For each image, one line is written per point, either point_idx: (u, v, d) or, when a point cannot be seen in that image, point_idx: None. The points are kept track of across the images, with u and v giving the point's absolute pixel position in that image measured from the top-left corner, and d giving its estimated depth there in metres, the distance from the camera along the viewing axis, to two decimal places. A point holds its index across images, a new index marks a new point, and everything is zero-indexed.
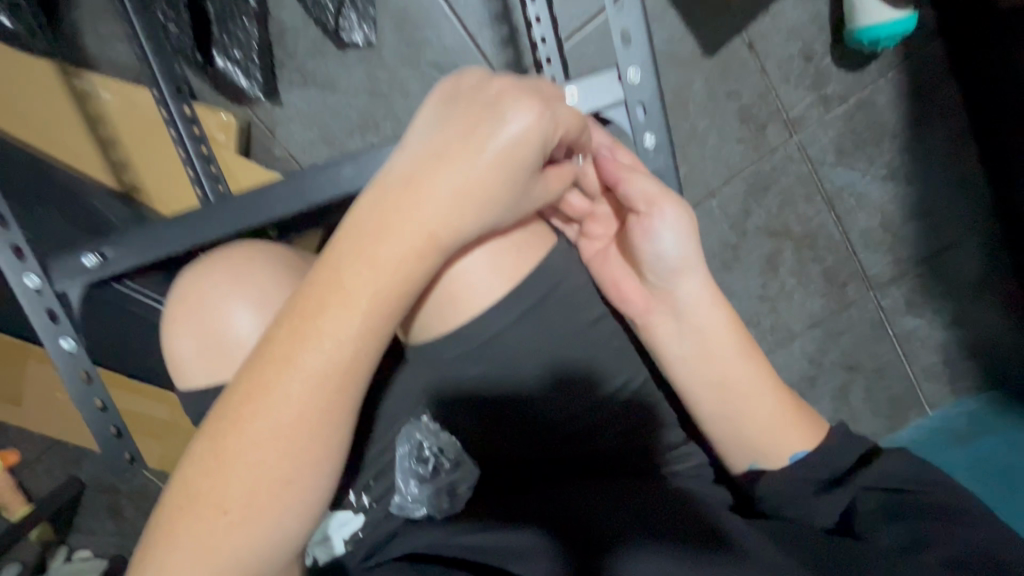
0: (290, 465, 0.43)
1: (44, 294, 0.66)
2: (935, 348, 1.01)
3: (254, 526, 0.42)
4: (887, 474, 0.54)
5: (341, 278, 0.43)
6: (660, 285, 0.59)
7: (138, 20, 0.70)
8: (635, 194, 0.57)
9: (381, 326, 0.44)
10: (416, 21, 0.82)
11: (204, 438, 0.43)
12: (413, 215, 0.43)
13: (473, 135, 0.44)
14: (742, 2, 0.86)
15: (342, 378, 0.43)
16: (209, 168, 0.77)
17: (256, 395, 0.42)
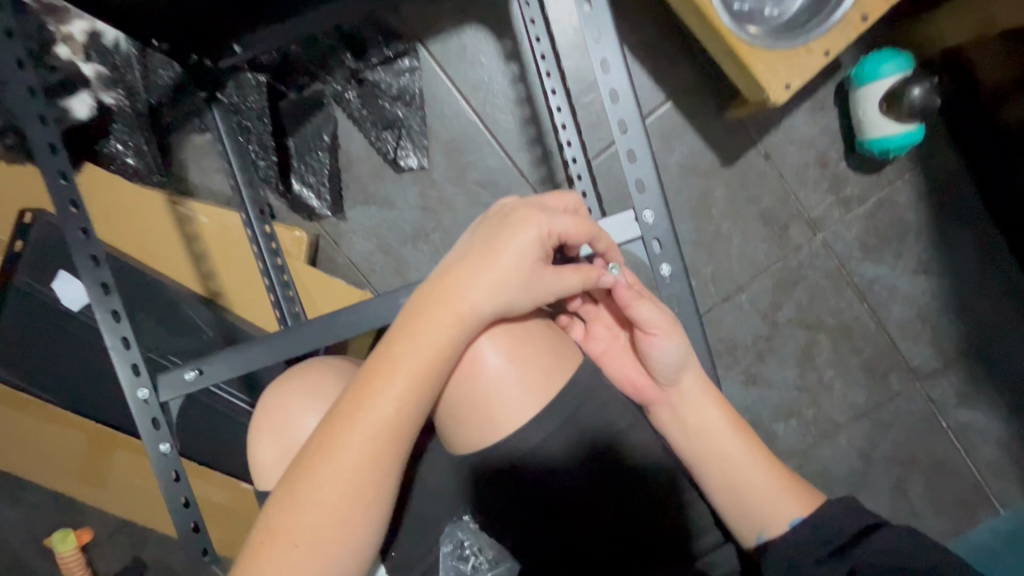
0: (350, 506, 0.49)
1: (150, 402, 0.63)
2: (993, 440, 0.98)
3: (316, 562, 0.48)
4: (884, 548, 0.49)
5: (391, 348, 0.51)
6: (667, 384, 0.60)
7: (235, 158, 0.82)
8: (642, 318, 0.57)
9: (426, 389, 0.50)
10: (464, 148, 0.94)
11: (280, 486, 0.49)
12: (454, 296, 0.50)
13: (498, 233, 0.52)
14: (754, 121, 0.95)
15: (393, 433, 0.50)
16: (282, 278, 0.84)
17: (324, 443, 0.49)
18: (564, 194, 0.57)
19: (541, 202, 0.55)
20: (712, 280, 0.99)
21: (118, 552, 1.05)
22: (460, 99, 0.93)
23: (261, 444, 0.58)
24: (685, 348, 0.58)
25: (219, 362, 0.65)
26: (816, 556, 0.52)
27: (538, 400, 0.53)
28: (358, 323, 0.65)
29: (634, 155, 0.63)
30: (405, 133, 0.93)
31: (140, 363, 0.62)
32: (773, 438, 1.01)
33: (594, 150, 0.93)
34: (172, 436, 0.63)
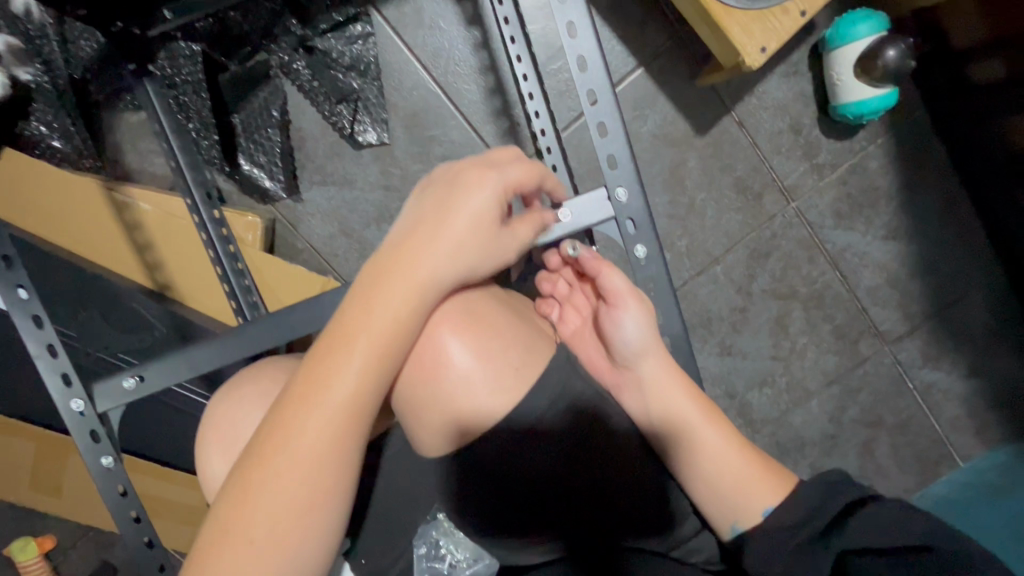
0: (310, 496, 0.44)
1: (87, 414, 0.58)
2: (957, 400, 1.00)
3: (283, 556, 0.43)
4: (873, 526, 0.48)
5: (343, 322, 0.46)
6: (626, 365, 0.58)
7: (176, 140, 0.75)
8: (607, 287, 0.57)
9: (386, 366, 0.46)
10: (426, 122, 0.89)
11: (232, 481, 0.44)
12: (410, 260, 0.47)
13: (448, 196, 0.48)
14: (727, 87, 0.92)
15: (353, 415, 0.45)
16: (236, 266, 0.78)
17: (276, 430, 0.44)
18: (526, 166, 0.52)
19: (498, 162, 0.51)
20: (686, 253, 0.97)
21: (83, 559, 0.99)
22: (419, 68, 0.87)
23: (210, 457, 0.53)
24: (649, 328, 0.57)
25: (164, 368, 0.60)
26: (798, 541, 0.50)
27: (508, 398, 0.50)
28: (314, 317, 0.60)
29: (604, 129, 0.60)
30: (361, 105, 0.86)
31: (70, 372, 0.58)
32: (747, 407, 1.02)
33: (563, 121, 0.89)
34: (116, 450, 0.59)
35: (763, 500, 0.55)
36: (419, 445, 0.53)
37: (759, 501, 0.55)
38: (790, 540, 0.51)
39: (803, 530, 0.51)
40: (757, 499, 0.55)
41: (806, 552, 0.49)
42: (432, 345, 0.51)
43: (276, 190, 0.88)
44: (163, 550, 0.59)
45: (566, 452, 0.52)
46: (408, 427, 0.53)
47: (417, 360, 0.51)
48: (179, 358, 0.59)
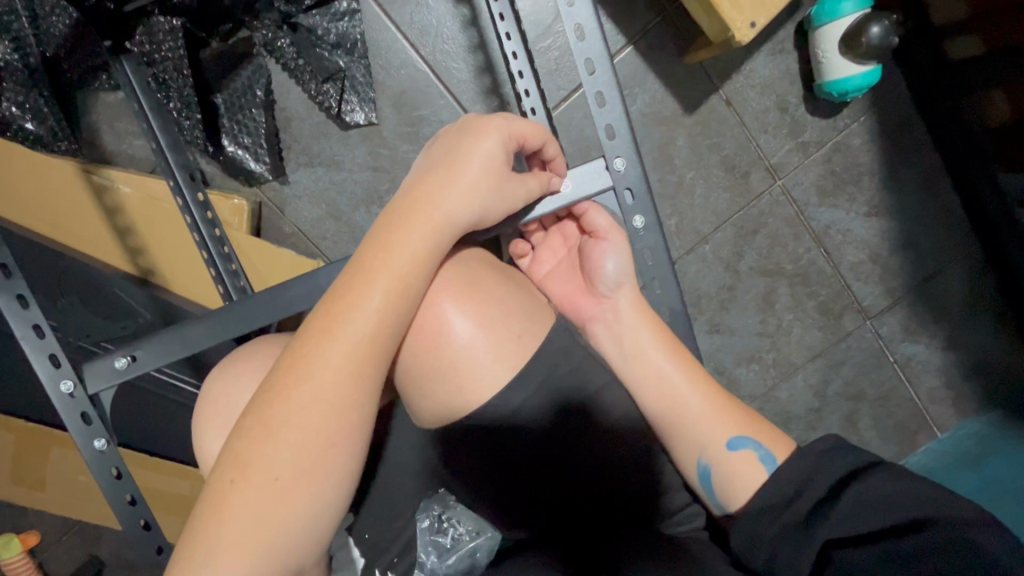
0: (332, 432, 0.44)
1: (77, 395, 0.59)
2: (935, 371, 1.03)
3: (302, 493, 0.43)
4: (862, 498, 0.46)
5: (365, 258, 0.47)
6: (605, 294, 0.60)
7: (155, 119, 0.73)
8: (592, 222, 0.61)
9: (406, 303, 0.47)
10: (414, 101, 0.87)
11: (251, 413, 0.44)
12: (431, 199, 0.48)
13: (468, 141, 0.50)
14: (715, 65, 0.93)
15: (373, 351, 0.45)
16: (222, 249, 0.76)
17: (297, 365, 0.44)
18: (534, 126, 0.55)
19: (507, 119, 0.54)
20: (675, 232, 0.98)
21: (71, 552, 0.98)
22: (407, 46, 0.86)
23: (206, 437, 0.52)
24: (628, 261, 0.60)
25: (157, 347, 0.61)
26: (776, 529, 0.49)
27: (509, 366, 0.51)
28: (313, 293, 0.62)
29: (602, 98, 0.62)
30: (348, 84, 0.85)
31: (59, 353, 0.58)
32: (735, 382, 1.04)
33: (554, 99, 0.88)
34: (108, 432, 0.60)
35: (755, 479, 0.54)
36: (420, 415, 0.53)
37: (751, 479, 0.54)
38: (770, 527, 0.50)
39: (782, 518, 0.49)
40: (749, 479, 0.54)
41: (787, 543, 0.48)
42: (432, 313, 0.50)
43: (261, 173, 0.86)
44: (159, 531, 0.60)
45: (561, 426, 0.54)
46: (410, 399, 0.53)
47: (419, 326, 0.50)
48: (174, 337, 0.61)
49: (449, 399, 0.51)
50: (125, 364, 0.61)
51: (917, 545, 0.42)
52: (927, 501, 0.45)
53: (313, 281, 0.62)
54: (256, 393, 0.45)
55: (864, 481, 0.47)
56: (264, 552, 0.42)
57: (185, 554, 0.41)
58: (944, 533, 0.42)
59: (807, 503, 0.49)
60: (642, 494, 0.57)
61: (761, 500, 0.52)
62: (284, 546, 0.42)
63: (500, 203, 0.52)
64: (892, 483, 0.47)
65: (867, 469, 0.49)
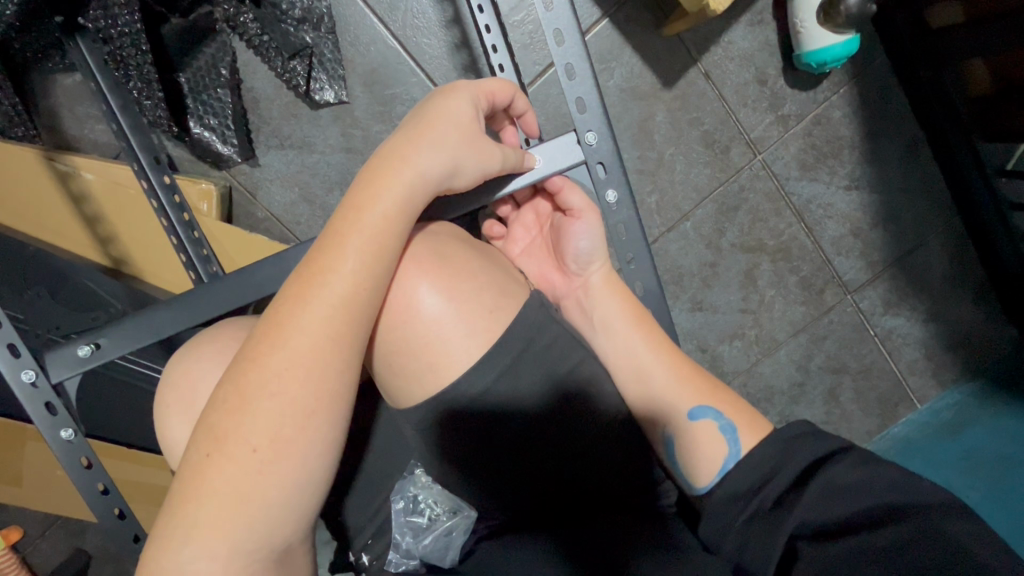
0: (311, 399, 0.42)
1: (40, 385, 0.58)
2: (915, 344, 1.04)
3: (284, 464, 0.41)
4: (832, 484, 0.46)
5: (336, 220, 0.45)
6: (578, 272, 0.62)
7: (114, 98, 0.70)
8: (567, 201, 0.61)
9: (381, 264, 0.45)
10: (385, 80, 0.85)
11: (225, 384, 0.42)
12: (401, 158, 0.46)
13: (438, 102, 0.49)
14: (694, 37, 0.91)
15: (350, 315, 0.43)
16: (192, 235, 0.74)
17: (271, 332, 0.42)
18: (502, 83, 0.55)
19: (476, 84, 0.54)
20: (657, 210, 0.97)
21: (56, 546, 0.96)
22: (376, 22, 0.83)
23: (169, 424, 0.51)
24: (602, 240, 0.61)
25: (124, 334, 0.60)
26: (742, 519, 0.49)
27: (482, 341, 0.50)
28: (282, 276, 0.60)
29: (572, 70, 0.61)
30: (316, 62, 0.82)
31: (18, 343, 0.56)
32: (718, 360, 1.04)
33: (529, 76, 0.86)
34: (76, 421, 0.58)
35: (719, 453, 0.55)
36: (395, 397, 0.52)
37: (717, 453, 0.55)
38: (737, 517, 0.49)
39: (750, 505, 0.49)
40: (713, 456, 0.55)
41: (755, 532, 0.47)
42: (403, 293, 0.49)
43: (229, 155, 0.84)
44: (135, 519, 0.59)
45: (545, 411, 0.53)
46: (381, 380, 0.52)
47: (393, 299, 0.49)
48: (139, 325, 0.60)
49: (424, 375, 0.50)
50: (89, 352, 0.59)
51: (890, 537, 0.41)
52: (896, 488, 0.45)
53: (280, 263, 0.60)
54: (231, 364, 0.43)
55: (834, 465, 0.47)
56: (246, 525, 0.40)
57: (166, 533, 0.40)
58: (916, 524, 0.41)
59: (775, 491, 0.49)
60: (624, 477, 0.57)
61: (730, 488, 0.51)
62: (268, 521, 0.41)
63: (475, 163, 0.50)
64: (861, 468, 0.46)
65: (836, 453, 0.49)
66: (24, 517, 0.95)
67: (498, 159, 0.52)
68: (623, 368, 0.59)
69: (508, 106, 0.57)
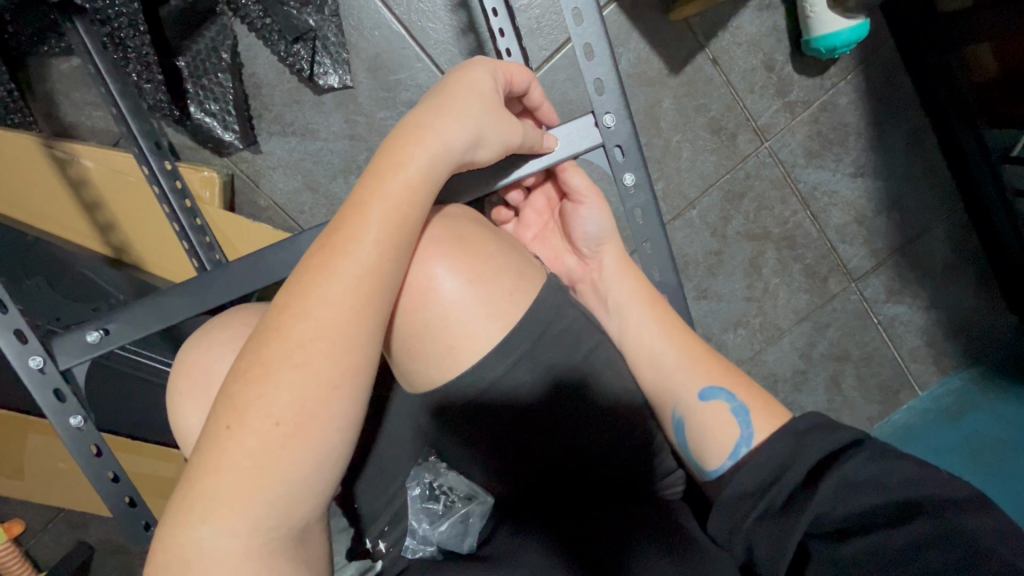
0: (335, 371, 0.41)
1: (48, 371, 0.57)
2: (918, 331, 1.04)
3: (307, 439, 0.40)
4: (846, 481, 0.44)
5: (359, 193, 0.44)
6: (589, 252, 0.62)
7: (113, 81, 0.69)
8: (574, 184, 0.60)
9: (404, 237, 0.44)
10: (390, 65, 0.83)
11: (247, 355, 0.41)
12: (425, 130, 0.46)
13: (461, 76, 0.49)
14: (701, 23, 0.90)
15: (374, 287, 0.43)
16: (195, 221, 0.72)
17: (294, 304, 0.42)
18: (519, 68, 0.54)
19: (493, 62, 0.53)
20: (663, 197, 0.97)
21: (59, 539, 0.96)
22: (381, 6, 0.82)
23: (183, 411, 0.50)
24: (609, 221, 0.61)
25: (133, 320, 0.59)
26: (753, 517, 0.48)
27: (503, 324, 0.49)
28: (293, 260, 0.59)
29: (591, 51, 0.60)
30: (320, 45, 0.80)
31: (25, 329, 0.56)
32: (723, 348, 1.04)
33: (536, 61, 0.85)
34: (84, 408, 0.57)
35: (730, 437, 0.55)
36: (412, 379, 0.51)
37: (729, 435, 0.55)
38: (747, 515, 0.48)
39: (761, 504, 0.48)
40: (729, 438, 0.55)
41: (765, 529, 0.46)
42: (423, 273, 0.48)
43: (230, 141, 0.83)
44: (146, 508, 0.59)
45: (554, 402, 0.52)
46: (398, 363, 0.51)
47: (411, 280, 0.48)
48: (147, 311, 0.59)
49: (445, 358, 0.49)
50: (97, 339, 0.58)
51: (909, 536, 0.41)
52: (911, 481, 0.43)
53: (290, 249, 0.59)
54: (252, 336, 0.42)
55: (847, 461, 0.45)
56: (266, 502, 0.39)
57: (184, 507, 0.39)
58: (935, 520, 0.41)
59: (786, 488, 0.47)
60: (631, 467, 0.57)
61: (741, 485, 0.50)
62: (286, 498, 0.40)
63: (499, 139, 0.49)
64: (875, 463, 0.45)
65: (849, 448, 0.47)
66: (27, 511, 0.94)
67: (520, 136, 0.52)
68: (636, 355, 0.59)
69: (524, 95, 0.56)
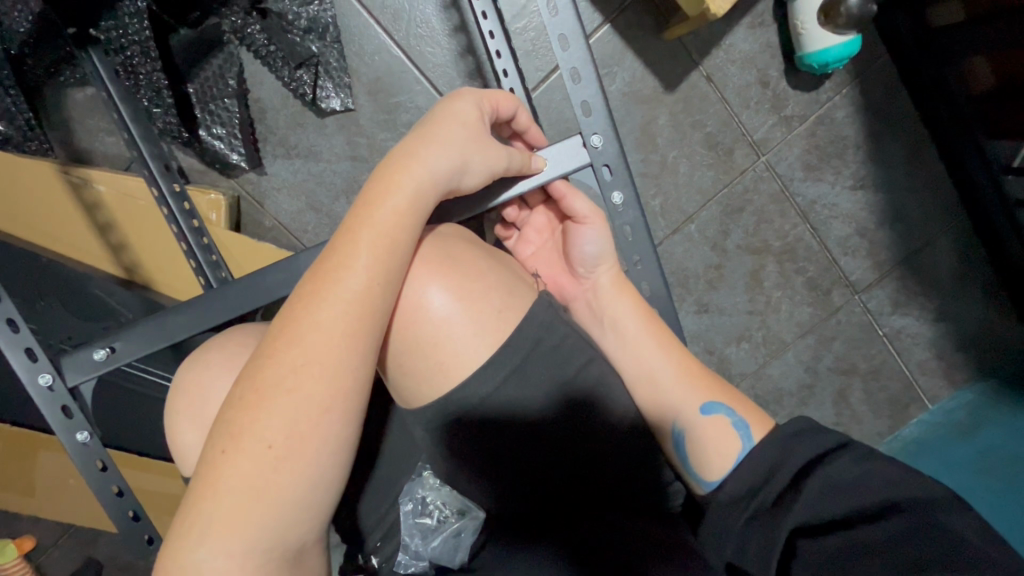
0: (326, 393, 0.42)
1: (56, 389, 0.59)
2: (926, 344, 1.03)
3: (299, 461, 0.41)
4: (830, 484, 0.45)
5: (349, 220, 0.46)
6: (585, 274, 0.63)
7: (126, 108, 0.71)
8: (576, 208, 0.61)
9: (393, 262, 0.45)
10: (389, 88, 0.86)
11: (242, 380, 0.43)
12: (411, 158, 0.47)
13: (446, 106, 0.51)
14: (694, 42, 0.91)
15: (364, 311, 0.44)
16: (202, 241, 0.75)
17: (287, 330, 0.43)
18: (505, 94, 0.56)
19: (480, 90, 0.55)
20: (661, 212, 0.97)
21: (68, 555, 0.97)
22: (380, 31, 0.84)
23: (179, 429, 0.52)
24: (611, 244, 0.61)
25: (138, 336, 0.60)
26: (744, 519, 0.48)
27: (491, 341, 0.50)
28: (290, 280, 0.61)
29: (578, 74, 0.61)
30: (323, 70, 0.83)
31: (34, 347, 0.57)
32: (726, 362, 1.04)
33: (532, 81, 0.87)
34: (91, 424, 0.59)
35: (733, 447, 0.55)
36: (405, 398, 0.52)
37: (730, 449, 0.55)
38: (739, 518, 0.49)
39: (752, 507, 0.48)
40: (729, 452, 0.55)
41: (756, 531, 0.46)
42: (414, 294, 0.50)
43: (237, 163, 0.85)
44: (149, 522, 0.59)
45: (553, 418, 0.53)
46: (393, 381, 0.52)
47: (403, 302, 0.49)
48: (152, 328, 0.60)
49: (438, 379, 0.50)
50: (104, 356, 0.60)
51: (886, 532, 0.41)
52: (890, 484, 0.44)
53: (289, 269, 0.61)
54: (247, 363, 0.44)
55: (831, 463, 0.46)
56: (262, 522, 0.40)
57: (182, 530, 0.40)
58: (911, 518, 0.41)
59: (775, 491, 0.48)
60: (625, 481, 0.57)
61: (732, 491, 0.51)
62: (282, 517, 0.41)
63: (485, 164, 0.51)
64: (858, 465, 0.46)
65: (832, 452, 0.48)
66: (38, 526, 0.96)
67: (506, 160, 0.53)
68: (628, 369, 0.60)
69: (512, 120, 0.58)
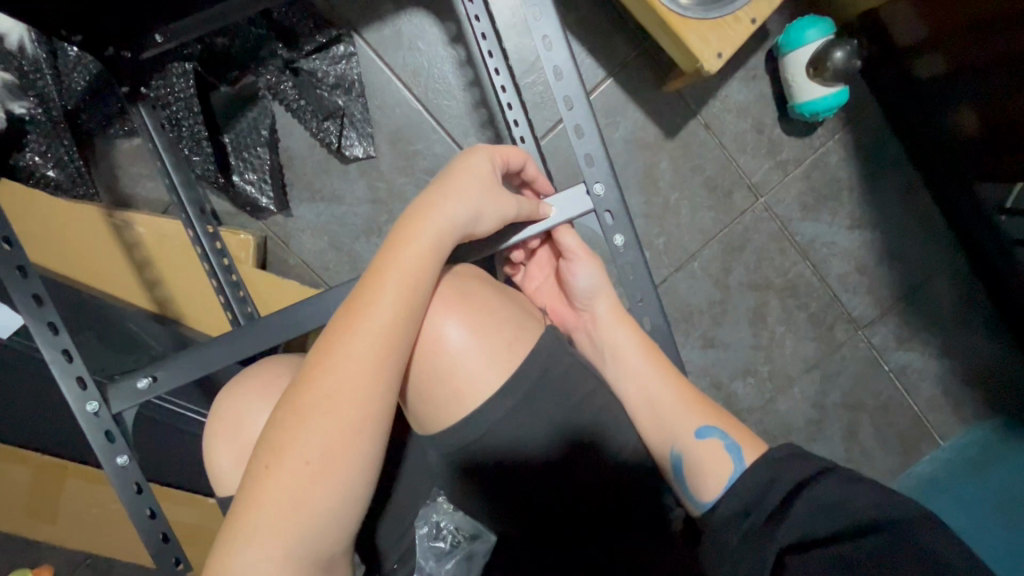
0: (358, 415, 0.46)
1: (102, 415, 0.63)
2: (932, 379, 1.05)
3: (333, 476, 0.45)
4: (818, 503, 0.48)
5: (377, 261, 0.51)
6: (584, 307, 0.67)
7: (169, 158, 0.79)
8: (564, 245, 0.65)
9: (416, 297, 0.50)
10: (409, 137, 0.93)
11: (282, 404, 0.47)
12: (432, 206, 0.52)
13: (462, 160, 0.56)
14: (691, 92, 0.98)
15: (391, 341, 0.48)
16: (231, 278, 0.80)
17: (321, 359, 0.47)
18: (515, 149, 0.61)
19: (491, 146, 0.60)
20: (664, 251, 1.02)
21: None
22: (401, 87, 0.92)
23: (217, 454, 0.56)
24: (601, 276, 0.65)
25: (178, 367, 0.65)
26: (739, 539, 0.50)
27: (504, 371, 0.54)
28: (318, 315, 0.66)
29: (580, 129, 0.67)
30: (348, 121, 0.91)
31: (85, 375, 0.62)
32: (733, 397, 1.06)
33: (541, 130, 0.94)
34: (130, 448, 0.63)
35: (725, 471, 0.57)
36: (422, 425, 0.56)
37: (724, 469, 0.58)
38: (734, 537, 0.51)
39: (745, 525, 0.51)
40: (721, 475, 0.57)
41: (749, 549, 0.49)
42: (433, 327, 0.54)
43: (267, 206, 0.92)
44: (178, 543, 0.63)
45: (559, 448, 0.56)
46: (412, 408, 0.56)
47: (422, 335, 0.54)
48: (190, 359, 0.65)
49: (455, 405, 0.54)
50: (147, 385, 0.64)
51: (870, 545, 0.43)
52: (875, 504, 0.47)
53: (316, 304, 0.66)
54: (285, 389, 0.48)
55: (819, 484, 0.49)
56: (299, 533, 0.44)
57: (227, 540, 0.44)
58: (895, 536, 0.43)
59: (767, 510, 0.50)
60: (629, 509, 0.59)
61: (729, 513, 0.53)
62: (316, 529, 0.44)
63: (497, 211, 0.56)
64: (845, 489, 0.48)
65: (819, 475, 0.51)
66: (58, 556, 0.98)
67: (516, 208, 0.58)
68: (632, 399, 0.63)
69: (521, 171, 0.63)
